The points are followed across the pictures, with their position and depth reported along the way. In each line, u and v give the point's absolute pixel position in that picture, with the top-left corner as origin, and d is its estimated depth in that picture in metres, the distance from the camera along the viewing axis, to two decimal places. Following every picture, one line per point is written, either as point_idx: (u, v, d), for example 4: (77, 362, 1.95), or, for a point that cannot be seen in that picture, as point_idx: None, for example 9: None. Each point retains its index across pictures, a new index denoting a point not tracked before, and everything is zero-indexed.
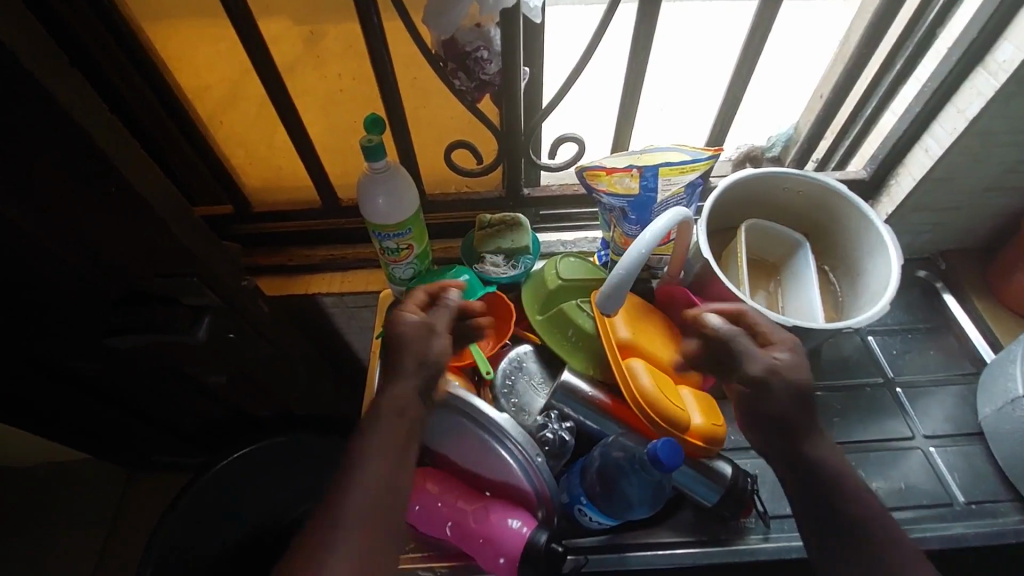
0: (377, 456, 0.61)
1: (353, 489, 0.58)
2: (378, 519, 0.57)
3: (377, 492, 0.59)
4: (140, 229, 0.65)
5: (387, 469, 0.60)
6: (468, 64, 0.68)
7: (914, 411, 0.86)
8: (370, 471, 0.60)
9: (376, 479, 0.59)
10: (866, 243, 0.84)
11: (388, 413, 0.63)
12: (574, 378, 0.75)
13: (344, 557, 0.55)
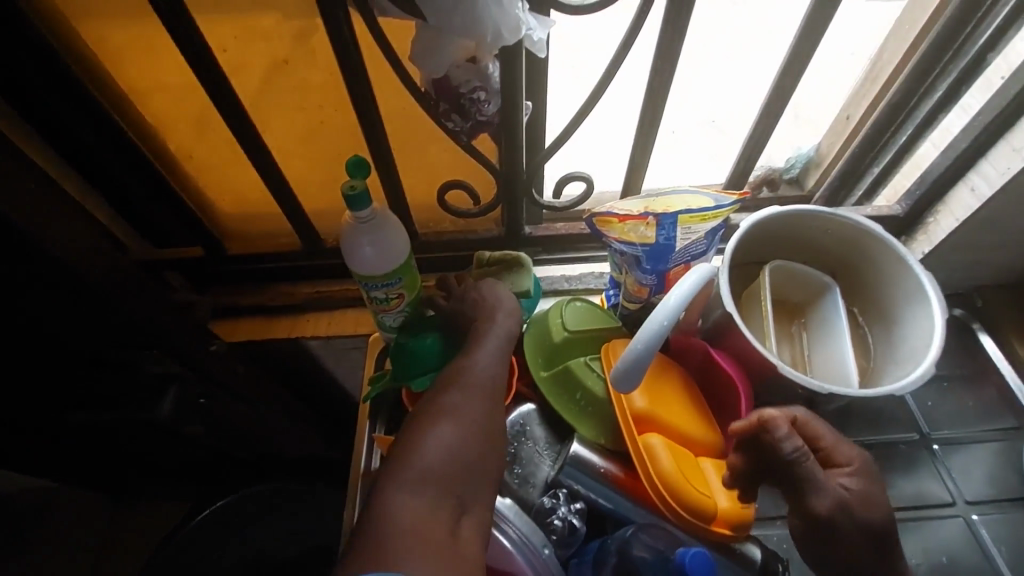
0: (487, 363, 0.60)
1: (463, 382, 0.57)
2: (490, 426, 0.55)
3: (489, 397, 0.57)
4: (87, 299, 0.57)
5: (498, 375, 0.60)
6: (463, 104, 0.59)
7: (952, 471, 0.79)
8: (480, 370, 0.59)
9: (486, 385, 0.58)
10: (904, 291, 0.76)
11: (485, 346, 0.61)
12: (584, 451, 0.68)
13: (451, 445, 0.52)
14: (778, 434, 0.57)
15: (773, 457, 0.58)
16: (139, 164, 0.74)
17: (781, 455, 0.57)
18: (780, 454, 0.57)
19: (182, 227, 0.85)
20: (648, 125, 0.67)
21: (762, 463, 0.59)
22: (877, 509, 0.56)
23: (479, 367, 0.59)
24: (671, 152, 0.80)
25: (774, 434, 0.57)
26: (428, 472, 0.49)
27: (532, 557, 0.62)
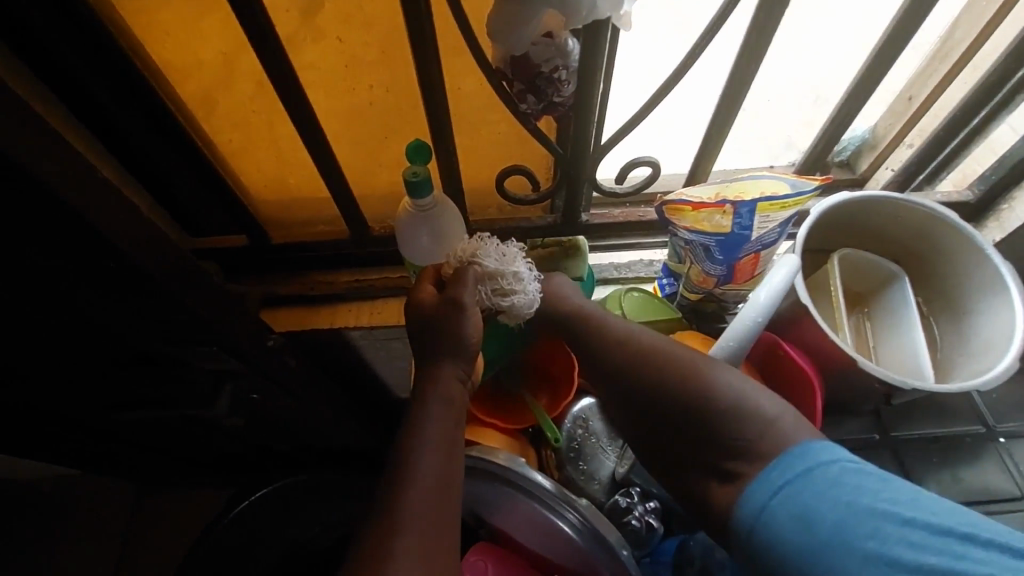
0: (430, 458, 0.53)
1: (407, 504, 0.50)
2: (437, 546, 0.49)
3: (429, 521, 0.49)
4: (152, 296, 0.55)
5: (441, 471, 0.52)
6: (540, 85, 0.55)
7: (1020, 464, 0.78)
8: (422, 478, 0.51)
9: (426, 499, 0.50)
10: (978, 281, 0.73)
11: (439, 401, 0.56)
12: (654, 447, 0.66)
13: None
14: (606, 327, 0.62)
15: (610, 347, 0.61)
16: (182, 149, 0.70)
17: (613, 342, 0.61)
18: (616, 337, 0.62)
19: (222, 217, 0.82)
20: (727, 107, 0.63)
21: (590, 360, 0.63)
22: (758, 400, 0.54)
23: (416, 475, 0.51)
24: (739, 134, 0.77)
25: (606, 325, 0.63)
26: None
27: (611, 558, 0.61)
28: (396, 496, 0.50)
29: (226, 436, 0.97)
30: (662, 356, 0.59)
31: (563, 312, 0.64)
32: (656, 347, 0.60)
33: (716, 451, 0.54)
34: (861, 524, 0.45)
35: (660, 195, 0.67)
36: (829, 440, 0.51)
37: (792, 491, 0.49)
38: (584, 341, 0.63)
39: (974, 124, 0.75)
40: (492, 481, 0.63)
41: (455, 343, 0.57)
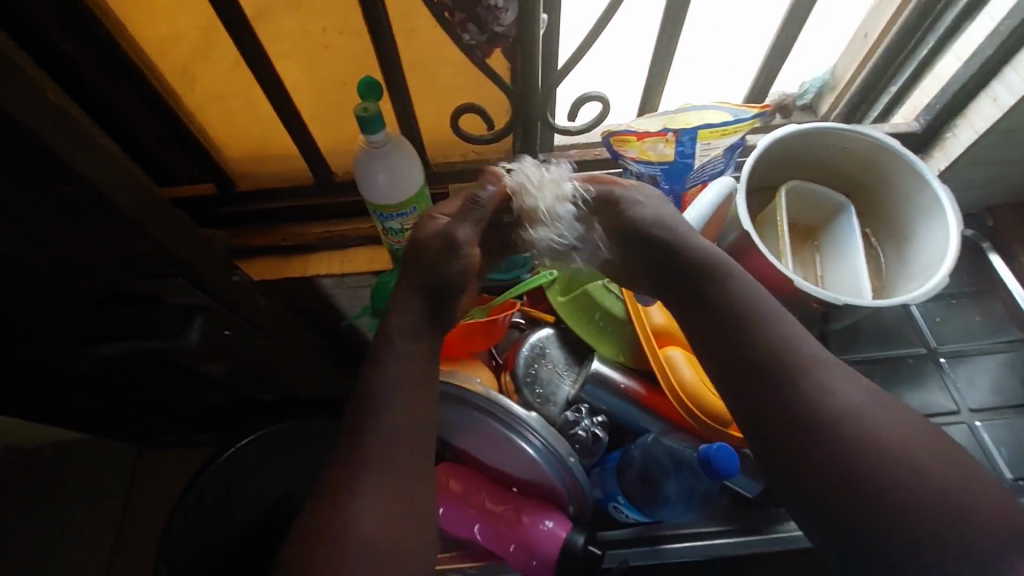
0: (386, 414, 0.55)
1: (368, 452, 0.52)
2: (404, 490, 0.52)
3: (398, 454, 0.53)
4: (111, 226, 0.57)
5: (402, 420, 0.55)
6: (479, 13, 0.58)
7: (959, 381, 0.82)
8: (388, 425, 0.54)
9: (394, 440, 0.54)
10: (918, 206, 0.76)
11: (403, 337, 0.58)
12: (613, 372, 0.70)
13: (370, 524, 0.50)
14: (773, 330, 0.54)
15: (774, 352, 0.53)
16: (142, 93, 0.71)
17: (774, 347, 0.54)
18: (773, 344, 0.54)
19: (189, 164, 0.83)
20: (669, 35, 0.64)
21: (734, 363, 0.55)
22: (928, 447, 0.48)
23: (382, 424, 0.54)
24: (691, 75, 0.75)
25: (765, 324, 0.55)
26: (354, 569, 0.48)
27: (562, 470, 0.66)
28: (364, 437, 0.53)
29: (208, 382, 1.01)
30: (829, 373, 0.52)
31: (718, 306, 0.57)
32: (843, 388, 0.51)
33: (885, 483, 0.48)
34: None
35: (606, 127, 0.70)
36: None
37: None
38: (733, 342, 0.55)
39: (922, 56, 0.78)
40: (453, 405, 0.67)
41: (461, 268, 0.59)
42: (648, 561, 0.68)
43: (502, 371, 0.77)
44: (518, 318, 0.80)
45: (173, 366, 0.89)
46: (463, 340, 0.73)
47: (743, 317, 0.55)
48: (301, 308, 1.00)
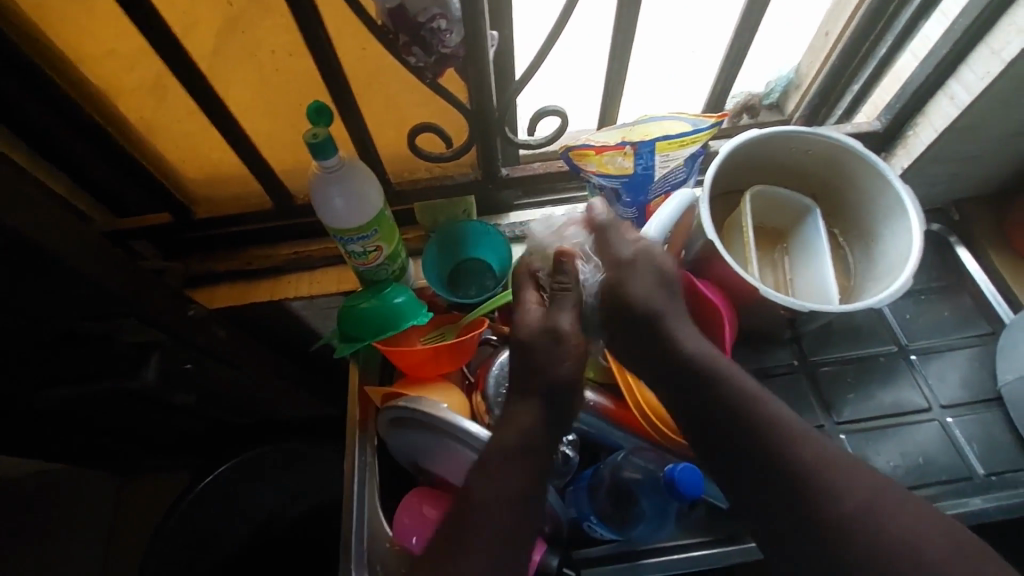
0: (497, 480, 0.57)
1: (470, 515, 0.56)
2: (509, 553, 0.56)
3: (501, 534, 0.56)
4: (50, 271, 0.55)
5: (513, 485, 0.57)
6: (424, 35, 0.57)
7: (930, 377, 0.82)
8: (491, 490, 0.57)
9: (499, 516, 0.56)
10: (883, 207, 0.76)
11: (509, 420, 0.60)
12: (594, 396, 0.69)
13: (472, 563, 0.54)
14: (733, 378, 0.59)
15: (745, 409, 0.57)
16: (86, 126, 0.69)
17: (739, 402, 0.57)
18: (752, 401, 0.57)
19: (144, 194, 0.81)
20: (622, 48, 0.64)
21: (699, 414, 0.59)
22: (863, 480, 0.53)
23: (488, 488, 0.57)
24: (651, 82, 0.75)
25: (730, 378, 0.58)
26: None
27: None
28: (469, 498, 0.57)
29: (180, 411, 0.99)
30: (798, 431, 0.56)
31: (681, 363, 0.60)
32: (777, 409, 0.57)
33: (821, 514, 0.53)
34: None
35: (564, 142, 0.68)
36: None
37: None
38: (704, 394, 0.59)
39: (882, 54, 0.78)
40: (424, 430, 0.67)
41: (551, 377, 0.61)
42: None
43: (473, 391, 0.76)
44: (490, 335, 0.78)
45: (140, 398, 0.87)
46: (432, 362, 0.73)
47: (713, 375, 0.59)
48: (272, 332, 0.98)
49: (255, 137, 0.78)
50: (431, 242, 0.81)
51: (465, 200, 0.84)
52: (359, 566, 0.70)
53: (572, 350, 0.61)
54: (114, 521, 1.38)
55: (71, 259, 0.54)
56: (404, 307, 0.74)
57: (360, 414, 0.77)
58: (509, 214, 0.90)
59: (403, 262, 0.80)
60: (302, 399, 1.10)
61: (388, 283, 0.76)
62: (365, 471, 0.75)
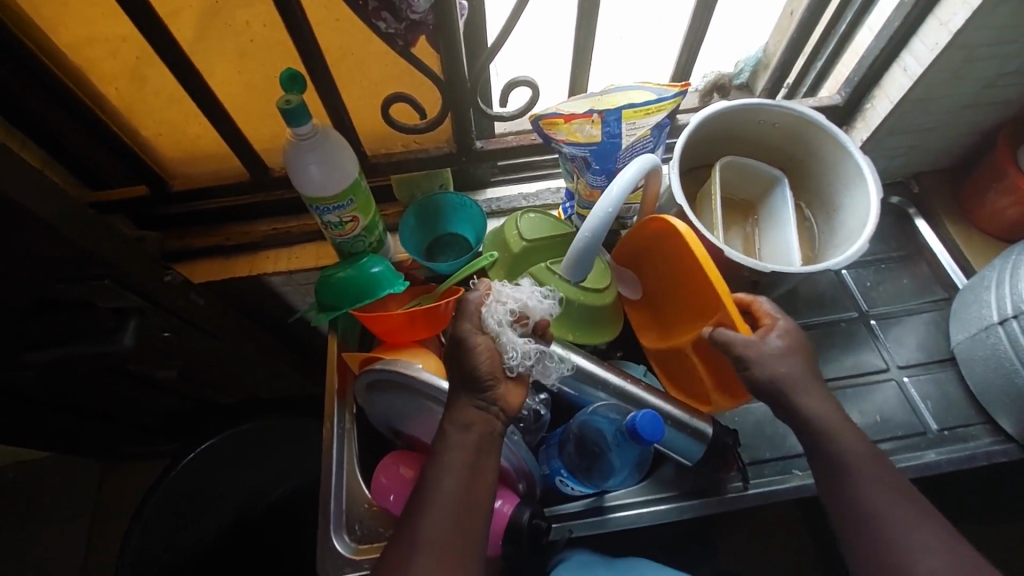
0: (450, 482, 0.57)
1: (425, 515, 0.57)
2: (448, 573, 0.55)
3: (440, 550, 0.56)
4: (26, 232, 0.56)
5: (460, 496, 0.57)
6: (393, 1, 0.59)
7: (888, 341, 0.85)
8: (437, 502, 0.57)
9: (443, 527, 0.56)
10: (843, 176, 0.78)
11: (456, 427, 0.59)
12: (595, 367, 0.71)
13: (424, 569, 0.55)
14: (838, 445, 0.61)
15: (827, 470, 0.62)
16: (61, 98, 0.69)
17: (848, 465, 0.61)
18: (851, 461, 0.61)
19: (121, 167, 0.81)
20: (588, 19, 0.67)
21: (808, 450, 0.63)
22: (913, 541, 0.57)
23: (434, 498, 0.57)
24: (620, 55, 0.78)
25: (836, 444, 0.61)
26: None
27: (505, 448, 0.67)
28: (416, 505, 0.58)
29: (159, 388, 0.99)
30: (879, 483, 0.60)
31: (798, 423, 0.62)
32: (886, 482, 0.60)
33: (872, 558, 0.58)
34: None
35: (534, 111, 0.70)
36: None
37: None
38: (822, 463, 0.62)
39: (842, 30, 0.82)
40: (401, 392, 0.70)
41: (465, 371, 0.59)
42: (595, 530, 0.70)
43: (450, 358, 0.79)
44: None
45: (119, 373, 0.88)
46: (407, 328, 0.75)
47: (826, 443, 0.62)
48: (252, 307, 0.99)
49: (232, 109, 0.79)
50: (408, 213, 0.82)
51: (441, 169, 0.86)
52: (340, 526, 0.71)
53: (476, 355, 0.59)
54: (95, 508, 1.38)
55: (44, 219, 0.55)
56: (382, 276, 0.75)
57: (339, 381, 0.79)
58: (487, 190, 0.94)
59: (381, 234, 0.81)
60: (283, 376, 1.11)
61: (367, 253, 0.78)
62: (345, 437, 0.76)
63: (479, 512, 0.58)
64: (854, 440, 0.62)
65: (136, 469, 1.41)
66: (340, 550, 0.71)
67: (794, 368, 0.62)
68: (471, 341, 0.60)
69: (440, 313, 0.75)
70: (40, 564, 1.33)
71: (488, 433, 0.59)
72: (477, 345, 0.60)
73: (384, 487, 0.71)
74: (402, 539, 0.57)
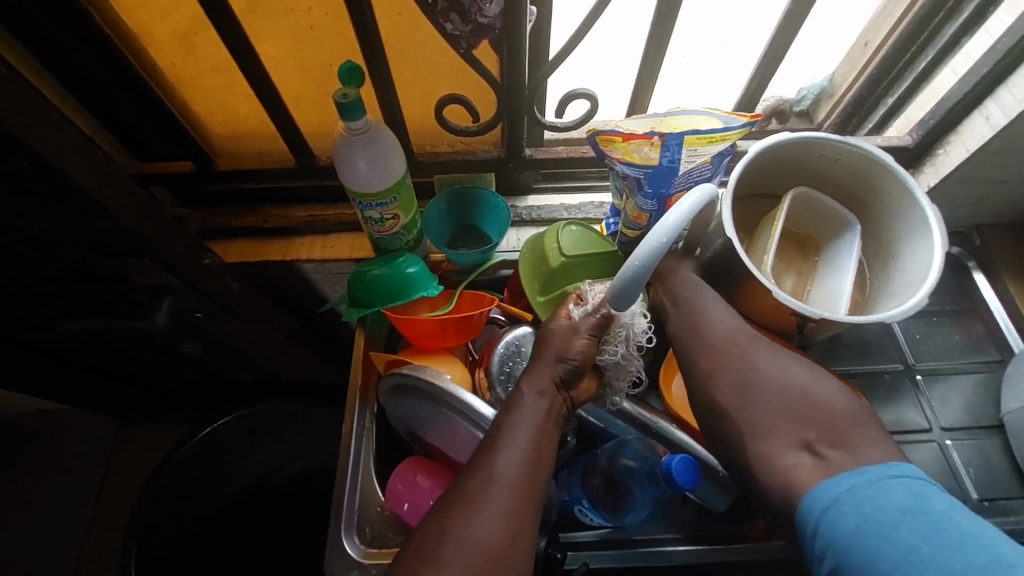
0: (522, 434, 0.58)
1: (500, 456, 0.56)
2: (515, 513, 0.53)
3: (515, 487, 0.54)
4: (74, 206, 0.56)
5: (531, 448, 0.57)
6: (463, 3, 0.57)
7: (933, 399, 0.82)
8: (515, 443, 0.57)
9: (518, 467, 0.55)
10: (907, 226, 0.73)
11: (533, 391, 0.61)
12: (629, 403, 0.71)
13: (491, 524, 0.52)
14: (728, 353, 0.62)
15: (703, 399, 0.62)
16: (118, 71, 0.69)
17: (728, 361, 0.61)
18: (728, 357, 0.61)
19: (168, 141, 0.80)
20: (658, 36, 0.64)
21: (694, 358, 0.63)
22: (804, 429, 0.56)
23: (511, 442, 0.57)
24: (683, 74, 0.75)
25: (717, 338, 0.63)
26: (455, 565, 0.50)
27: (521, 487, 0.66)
28: (487, 446, 0.58)
29: (181, 360, 0.99)
30: (759, 384, 0.59)
31: (690, 327, 0.64)
32: (770, 386, 0.59)
33: (764, 459, 0.57)
34: (882, 505, 0.48)
35: (592, 125, 0.68)
36: (891, 472, 0.50)
37: (819, 497, 0.51)
38: (709, 366, 0.62)
39: (920, 69, 0.78)
40: (426, 401, 0.68)
41: (560, 351, 0.64)
42: (617, 563, 0.67)
43: (477, 367, 0.78)
44: (497, 315, 0.83)
45: (145, 344, 0.88)
46: (436, 335, 0.74)
47: (714, 346, 0.62)
48: (281, 290, 0.99)
49: (285, 95, 0.78)
50: (439, 198, 0.81)
51: (486, 173, 0.84)
52: (350, 527, 0.71)
53: (575, 344, 0.64)
54: (105, 466, 1.41)
55: (92, 194, 0.56)
56: (416, 278, 0.74)
57: (363, 381, 0.78)
58: (528, 197, 0.92)
59: (418, 234, 0.80)
60: (304, 360, 1.10)
61: (402, 253, 0.76)
62: (364, 437, 0.76)
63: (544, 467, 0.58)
64: (732, 326, 0.64)
65: (150, 433, 1.43)
66: (348, 551, 0.70)
67: (688, 281, 0.67)
68: (581, 333, 0.64)
69: (472, 324, 0.74)
70: (51, 514, 1.36)
71: (558, 407, 0.62)
72: (583, 338, 0.64)
73: (399, 494, 0.70)
74: (473, 470, 0.56)
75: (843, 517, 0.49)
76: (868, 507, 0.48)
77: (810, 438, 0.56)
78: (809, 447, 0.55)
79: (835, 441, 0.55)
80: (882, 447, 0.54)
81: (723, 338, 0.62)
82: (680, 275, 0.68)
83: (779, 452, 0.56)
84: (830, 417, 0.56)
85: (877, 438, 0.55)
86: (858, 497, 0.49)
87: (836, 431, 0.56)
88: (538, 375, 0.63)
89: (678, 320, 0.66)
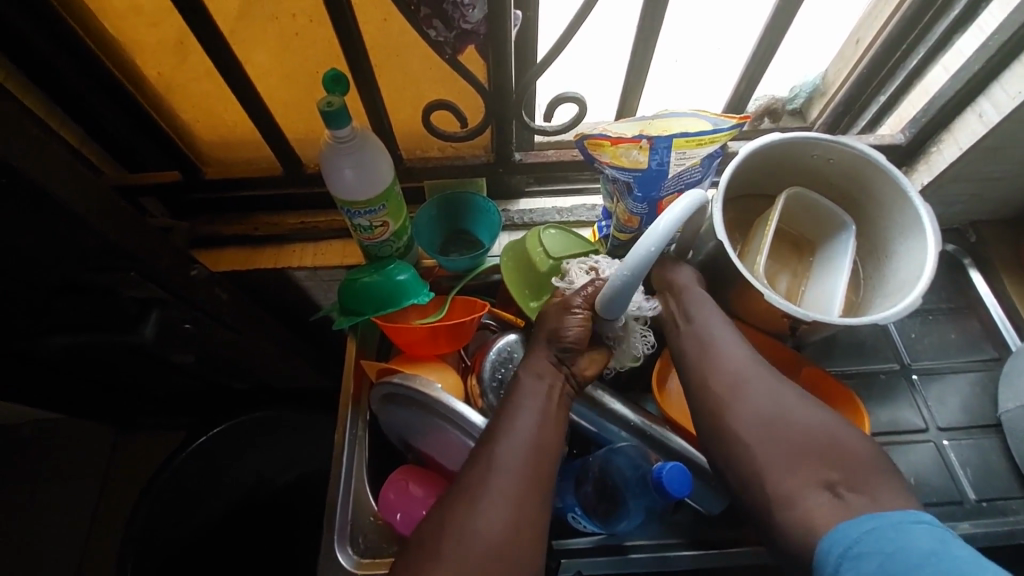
0: (524, 422, 0.58)
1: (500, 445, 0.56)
2: (519, 500, 0.53)
3: (517, 476, 0.54)
4: (57, 221, 0.56)
5: (534, 436, 0.57)
6: (445, 10, 0.57)
7: (929, 399, 0.81)
8: (513, 431, 0.57)
9: (518, 454, 0.55)
10: (899, 225, 0.73)
11: (531, 377, 0.62)
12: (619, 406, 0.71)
13: (492, 514, 0.52)
14: (746, 383, 0.60)
15: (718, 429, 0.60)
16: (104, 82, 0.69)
17: (747, 394, 0.59)
18: (746, 391, 0.59)
19: (157, 150, 0.80)
20: (646, 39, 0.63)
21: (711, 386, 0.61)
22: (817, 463, 0.55)
23: (511, 429, 0.57)
24: (673, 76, 0.75)
25: (735, 370, 0.61)
26: (459, 555, 0.51)
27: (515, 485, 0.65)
28: (488, 434, 0.58)
29: (174, 369, 0.99)
30: (781, 417, 0.58)
31: (710, 359, 0.62)
32: (793, 421, 0.57)
33: (780, 496, 0.55)
34: (904, 545, 0.47)
35: (581, 129, 0.67)
36: (913, 516, 0.49)
37: (837, 540, 0.50)
38: (727, 399, 0.59)
39: (912, 66, 0.77)
40: (418, 410, 0.68)
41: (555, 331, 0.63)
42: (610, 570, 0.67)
43: (469, 374, 0.78)
44: (488, 320, 0.82)
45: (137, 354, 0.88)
46: (428, 342, 0.74)
47: (735, 377, 0.60)
48: (273, 297, 0.98)
49: (272, 103, 0.78)
50: (429, 203, 0.80)
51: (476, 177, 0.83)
52: (343, 538, 0.70)
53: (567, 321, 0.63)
54: (103, 474, 1.40)
55: (74, 209, 0.55)
56: (406, 284, 0.73)
57: (355, 390, 0.77)
58: (520, 200, 0.91)
59: (408, 240, 0.79)
60: (298, 367, 1.10)
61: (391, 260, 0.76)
62: (356, 446, 0.75)
63: (550, 452, 0.57)
64: (749, 356, 0.62)
65: (147, 441, 1.42)
66: (342, 562, 0.69)
67: (699, 300, 0.66)
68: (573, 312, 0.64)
69: (464, 329, 0.73)
70: (49, 524, 1.36)
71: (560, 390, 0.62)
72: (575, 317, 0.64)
73: (391, 504, 0.70)
74: (475, 462, 0.56)
75: (865, 558, 0.48)
76: (891, 547, 0.47)
77: (833, 480, 0.54)
78: (831, 491, 0.54)
79: (858, 484, 0.54)
80: (902, 495, 0.53)
81: (745, 372, 0.60)
82: (694, 295, 0.67)
83: (796, 491, 0.54)
84: (850, 456, 0.55)
85: (889, 483, 0.54)
86: (880, 538, 0.49)
87: (852, 468, 0.54)
88: (538, 364, 0.63)
89: (694, 345, 0.64)
